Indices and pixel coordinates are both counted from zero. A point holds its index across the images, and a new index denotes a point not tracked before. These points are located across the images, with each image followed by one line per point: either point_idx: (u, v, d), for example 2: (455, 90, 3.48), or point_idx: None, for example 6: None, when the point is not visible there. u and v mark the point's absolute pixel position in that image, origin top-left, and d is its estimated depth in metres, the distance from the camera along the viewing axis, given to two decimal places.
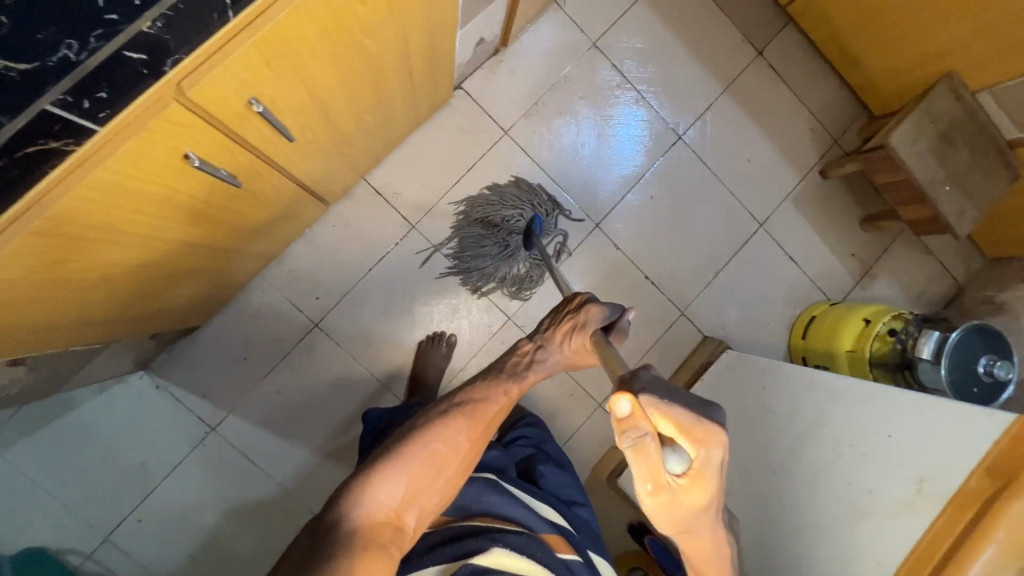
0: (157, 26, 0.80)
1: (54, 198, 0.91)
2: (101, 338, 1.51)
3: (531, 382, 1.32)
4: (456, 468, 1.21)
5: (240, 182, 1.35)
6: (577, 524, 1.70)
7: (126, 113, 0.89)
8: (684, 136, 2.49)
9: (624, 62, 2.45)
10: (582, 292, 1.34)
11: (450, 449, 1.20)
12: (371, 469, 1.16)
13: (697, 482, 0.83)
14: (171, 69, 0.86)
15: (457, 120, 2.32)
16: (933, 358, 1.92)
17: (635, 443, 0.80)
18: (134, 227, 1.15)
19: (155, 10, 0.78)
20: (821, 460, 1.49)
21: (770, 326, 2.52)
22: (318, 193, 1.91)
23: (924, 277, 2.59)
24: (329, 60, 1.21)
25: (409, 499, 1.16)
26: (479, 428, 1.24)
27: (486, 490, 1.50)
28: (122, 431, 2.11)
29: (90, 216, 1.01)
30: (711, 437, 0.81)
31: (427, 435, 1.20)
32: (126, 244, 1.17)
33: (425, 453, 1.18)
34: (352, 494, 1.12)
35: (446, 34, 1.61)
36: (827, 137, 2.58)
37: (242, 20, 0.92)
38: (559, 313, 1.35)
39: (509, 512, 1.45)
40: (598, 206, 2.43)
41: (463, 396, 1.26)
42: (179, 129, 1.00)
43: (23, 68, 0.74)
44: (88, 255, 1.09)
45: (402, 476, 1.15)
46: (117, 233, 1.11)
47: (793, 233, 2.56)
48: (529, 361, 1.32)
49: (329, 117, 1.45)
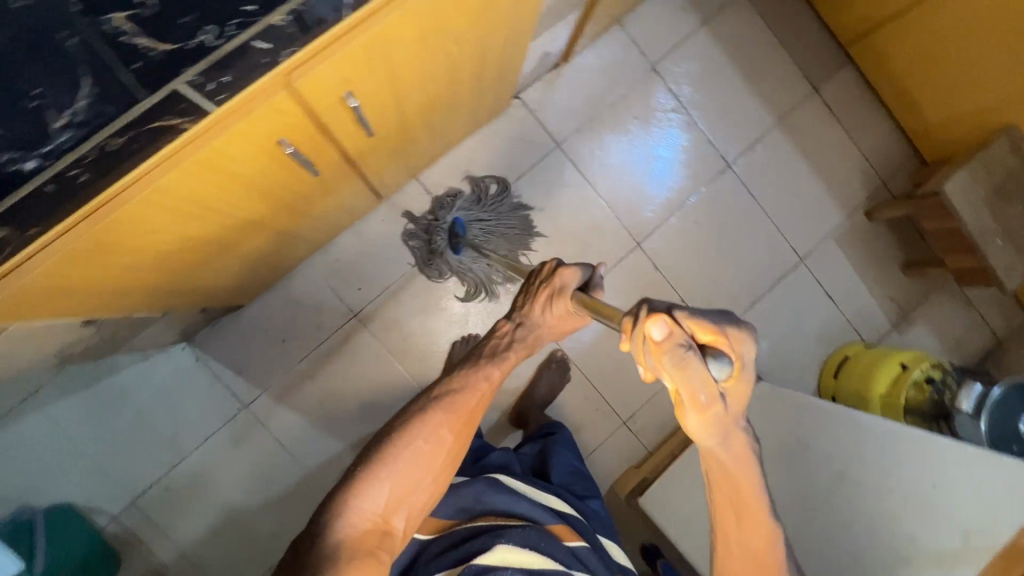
0: (287, 20, 0.85)
1: (155, 176, 0.96)
2: (166, 308, 1.57)
3: (515, 361, 1.27)
4: (439, 464, 1.14)
5: (318, 171, 1.40)
6: (585, 512, 1.59)
7: (242, 98, 0.94)
8: (732, 164, 2.51)
9: (679, 86, 2.48)
10: (550, 260, 1.31)
11: (432, 445, 1.13)
12: (352, 478, 1.09)
13: (735, 384, 0.85)
14: (286, 57, 0.91)
15: (512, 129, 2.37)
16: (974, 412, 1.93)
17: (678, 357, 0.80)
18: (195, 217, 1.19)
19: (289, 6, 0.83)
20: (861, 502, 1.52)
21: (802, 362, 2.50)
22: (376, 187, 1.96)
23: (962, 328, 2.56)
24: (419, 62, 1.25)
25: (394, 502, 1.10)
26: (461, 421, 1.16)
27: (488, 488, 1.41)
28: (159, 399, 2.16)
29: (156, 213, 1.05)
30: (736, 336, 0.84)
31: (405, 434, 1.12)
32: (183, 233, 1.20)
33: (407, 456, 1.11)
34: (335, 506, 1.07)
35: (521, 46, 1.65)
36: (876, 179, 2.58)
37: (356, 20, 0.97)
38: (531, 285, 1.31)
39: (513, 508, 1.37)
40: (640, 225, 2.45)
41: (441, 388, 1.18)
42: (281, 116, 1.05)
43: (165, 49, 0.78)
44: (151, 242, 1.13)
45: (384, 481, 1.09)
46: (198, 210, 1.15)
47: (834, 271, 2.55)
48: (510, 340, 1.27)
49: (405, 116, 1.50)
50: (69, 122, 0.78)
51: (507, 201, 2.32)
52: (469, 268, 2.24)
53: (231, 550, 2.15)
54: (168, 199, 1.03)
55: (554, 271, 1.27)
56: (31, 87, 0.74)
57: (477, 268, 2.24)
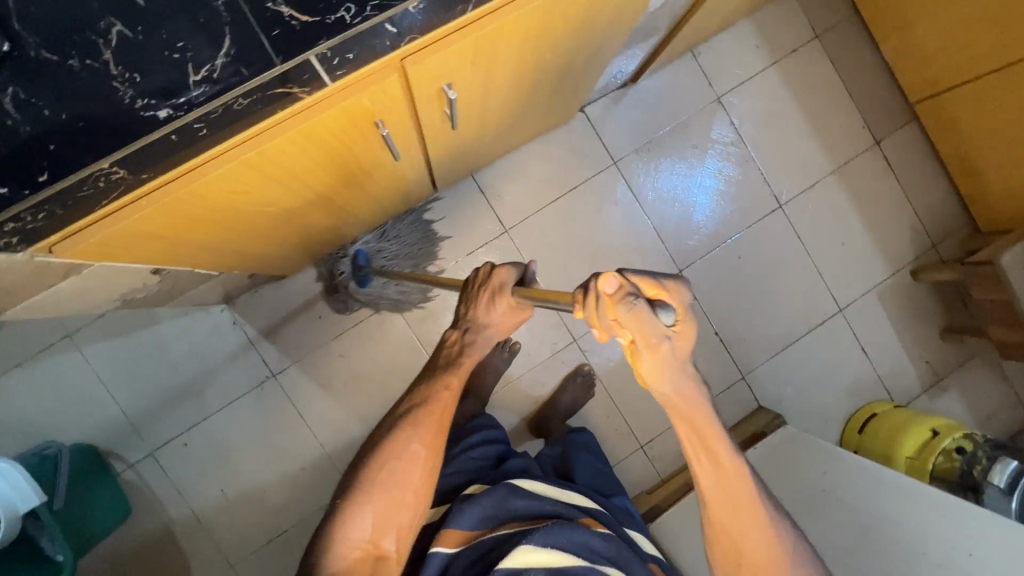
0: (419, 7, 0.89)
1: (265, 139, 0.98)
2: (226, 269, 1.59)
3: (470, 367, 1.32)
4: (416, 481, 1.26)
5: (397, 156, 1.43)
6: (612, 509, 1.55)
7: (360, 74, 0.96)
8: (784, 205, 2.51)
9: (741, 121, 2.49)
10: (485, 262, 1.28)
11: (407, 461, 1.26)
12: (336, 512, 1.23)
13: (684, 331, 0.87)
14: (407, 43, 0.95)
15: (571, 140, 2.39)
16: (1006, 488, 1.91)
17: (629, 306, 0.82)
18: (251, 216, 1.27)
19: None
20: (890, 565, 1.50)
21: (827, 412, 2.48)
22: (436, 179, 2.00)
23: (994, 401, 2.51)
24: (516, 63, 1.28)
25: (378, 525, 1.22)
26: (429, 432, 1.28)
27: (510, 493, 1.36)
28: (191, 356, 2.19)
29: (212, 216, 1.13)
30: (675, 284, 0.88)
31: (379, 461, 1.26)
32: (239, 228, 1.29)
33: (383, 481, 1.24)
34: (325, 539, 1.21)
35: (604, 60, 1.68)
36: (926, 239, 2.56)
37: (478, 15, 0.99)
38: (469, 288, 1.29)
39: (540, 510, 1.33)
40: (684, 253, 2.46)
41: (405, 408, 1.31)
42: (386, 98, 1.07)
43: (305, 20, 0.83)
44: (211, 232, 1.21)
45: (367, 508, 1.22)
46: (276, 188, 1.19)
47: (871, 326, 2.53)
48: (459, 348, 1.31)
49: (486, 114, 1.53)
50: (205, 78, 0.83)
51: (407, 220, 2.26)
52: (379, 296, 2.22)
53: (239, 515, 2.17)
54: (245, 179, 1.06)
55: (488, 275, 1.24)
56: (177, 40, 0.80)
57: (388, 293, 2.22)
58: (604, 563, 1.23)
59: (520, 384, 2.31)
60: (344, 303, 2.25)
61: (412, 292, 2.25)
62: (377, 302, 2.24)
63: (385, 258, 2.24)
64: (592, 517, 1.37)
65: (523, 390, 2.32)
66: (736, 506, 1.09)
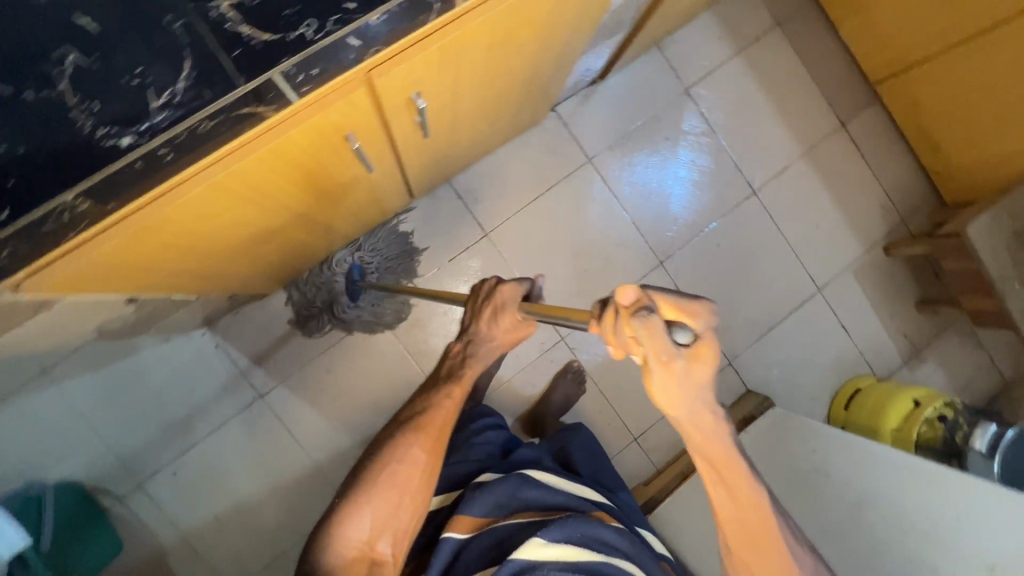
0: (382, 19, 0.89)
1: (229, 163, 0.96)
2: (204, 292, 1.56)
3: (472, 376, 1.35)
4: (416, 485, 1.27)
5: (371, 168, 1.42)
6: (619, 506, 1.55)
7: (328, 88, 0.95)
8: (757, 191, 2.55)
9: (710, 111, 2.53)
10: (490, 277, 1.29)
11: (407, 465, 1.28)
12: (335, 511, 1.24)
13: (701, 353, 0.83)
14: (371, 56, 0.94)
15: (545, 140, 2.40)
16: (987, 451, 1.98)
17: (646, 321, 0.79)
18: (231, 237, 1.27)
19: (385, 7, 0.87)
20: (882, 535, 1.53)
21: (813, 391, 2.53)
22: (412, 188, 1.99)
23: (971, 368, 2.59)
24: (483, 68, 1.28)
25: (378, 527, 1.23)
26: (431, 438, 1.30)
27: (522, 483, 1.34)
28: (174, 383, 2.15)
29: (187, 240, 1.12)
30: (697, 306, 0.85)
31: (381, 462, 1.27)
32: (219, 248, 1.28)
33: (382, 484, 1.25)
34: (323, 538, 1.21)
35: (571, 60, 1.69)
36: (895, 215, 2.63)
37: (440, 24, 0.99)
38: (472, 302, 1.31)
39: (550, 502, 1.33)
40: (664, 244, 2.48)
41: (408, 413, 1.34)
42: (354, 111, 1.07)
43: (266, 38, 0.82)
44: (189, 255, 1.20)
45: (367, 509, 1.23)
46: (248, 209, 1.18)
47: (849, 303, 2.59)
48: (463, 358, 1.34)
49: (457, 120, 1.53)
50: (167, 102, 0.81)
51: (382, 235, 2.24)
52: (352, 315, 2.20)
53: (235, 540, 2.13)
54: (216, 200, 1.04)
55: (490, 292, 1.25)
56: (135, 66, 0.78)
57: (361, 313, 2.20)
58: (620, 558, 1.22)
59: (512, 386, 2.31)
60: (316, 323, 2.20)
61: (385, 311, 2.23)
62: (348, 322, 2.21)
63: (360, 274, 2.20)
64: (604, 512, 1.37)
65: (514, 392, 2.32)
66: (756, 543, 1.10)
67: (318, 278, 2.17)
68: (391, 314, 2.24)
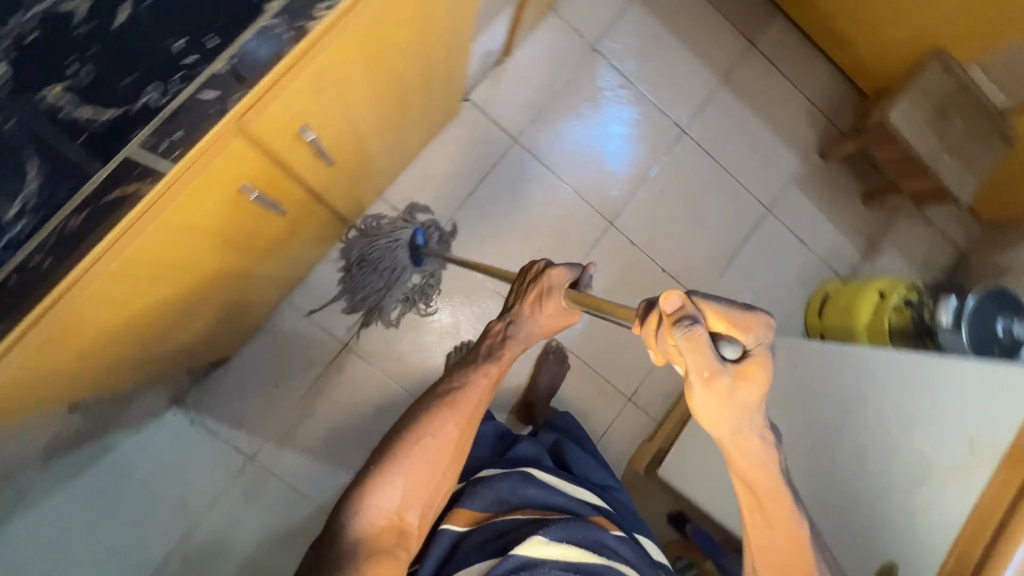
0: (231, 65, 0.84)
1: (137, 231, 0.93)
2: (153, 373, 1.51)
3: (511, 357, 1.27)
4: (448, 461, 1.18)
5: (285, 210, 1.38)
6: (619, 507, 1.50)
7: (201, 145, 0.91)
8: (687, 129, 2.55)
9: (622, 62, 2.51)
10: (538, 260, 1.29)
11: (441, 441, 1.17)
12: (366, 477, 1.14)
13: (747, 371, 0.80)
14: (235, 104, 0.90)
15: (467, 131, 2.36)
16: (953, 323, 1.95)
17: (686, 327, 0.77)
18: (178, 290, 1.21)
19: (230, 51, 0.83)
20: (866, 433, 1.50)
21: (786, 308, 2.57)
22: (343, 214, 1.94)
23: (926, 247, 2.67)
24: (368, 82, 1.24)
25: (409, 497, 1.14)
26: (465, 415, 1.20)
27: (523, 481, 1.32)
28: (158, 470, 2.09)
29: (131, 304, 1.07)
30: (756, 320, 0.82)
31: (415, 433, 1.17)
32: (169, 305, 1.22)
33: (416, 455, 1.15)
34: (353, 500, 1.11)
35: (463, 48, 1.65)
36: (823, 119, 2.66)
37: (300, 52, 0.95)
38: (520, 285, 1.30)
39: (549, 501, 1.29)
40: (610, 204, 2.48)
41: (444, 385, 1.23)
42: (240, 162, 1.03)
43: (109, 116, 0.77)
44: (138, 322, 1.15)
45: (400, 477, 1.13)
46: (178, 270, 1.14)
47: (800, 215, 2.62)
48: (503, 338, 1.26)
49: (362, 138, 1.49)
50: (23, 210, 0.76)
51: (392, 223, 2.22)
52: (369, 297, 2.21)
53: None
54: (146, 262, 1.00)
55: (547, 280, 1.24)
56: None
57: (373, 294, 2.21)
58: (621, 562, 1.18)
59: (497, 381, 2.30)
60: (338, 299, 2.23)
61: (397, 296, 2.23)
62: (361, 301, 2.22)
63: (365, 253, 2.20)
64: (606, 517, 1.32)
65: (501, 386, 2.31)
66: None
67: (376, 256, 2.18)
68: (403, 301, 2.24)
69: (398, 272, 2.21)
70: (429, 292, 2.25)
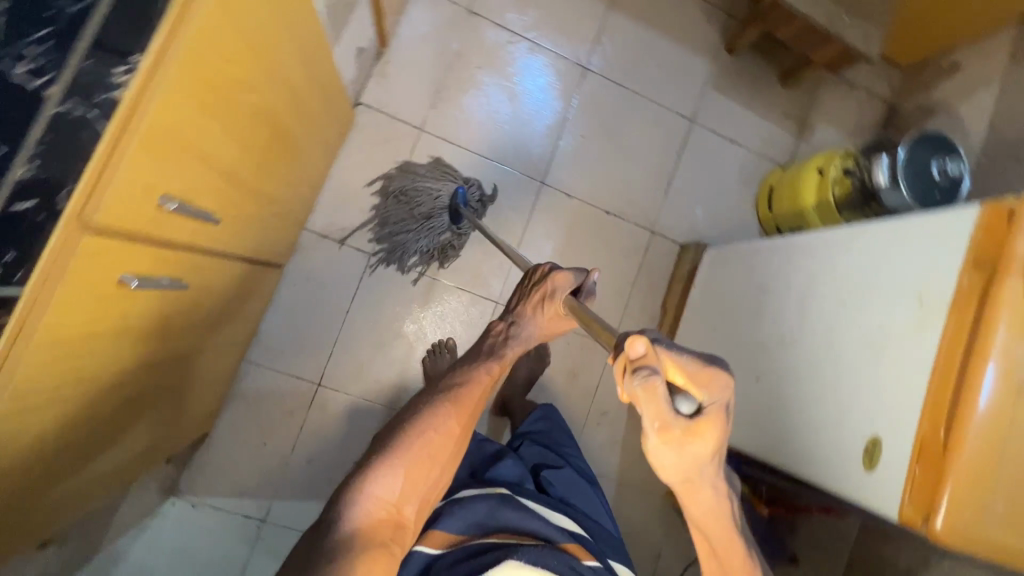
0: (34, 166, 0.78)
1: (12, 366, 0.87)
2: (115, 481, 1.46)
3: (513, 357, 1.28)
4: (446, 457, 1.13)
5: (188, 282, 1.32)
6: (597, 530, 1.53)
7: (44, 257, 0.85)
8: (590, 65, 2.48)
9: (505, 17, 2.41)
10: (544, 264, 1.32)
11: (442, 435, 1.13)
12: (365, 467, 1.08)
13: (697, 431, 0.76)
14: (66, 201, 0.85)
15: (370, 136, 2.27)
16: (891, 181, 1.95)
17: (646, 386, 0.71)
18: (101, 394, 1.16)
19: (27, 152, 0.77)
20: (831, 314, 1.52)
21: (736, 212, 2.56)
22: (267, 260, 1.88)
23: (855, 111, 2.65)
24: (223, 129, 1.17)
25: (407, 489, 1.08)
26: (467, 413, 1.17)
27: (500, 504, 1.34)
28: (175, 561, 2.07)
29: (44, 420, 1.00)
30: (723, 383, 0.75)
31: (416, 426, 1.12)
32: (97, 410, 1.17)
33: (417, 447, 1.10)
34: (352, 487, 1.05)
35: (324, 57, 1.56)
36: (721, 13, 2.59)
37: (119, 124, 0.88)
38: (525, 287, 1.33)
39: (525, 526, 1.31)
40: (536, 164, 2.42)
41: (449, 380, 1.20)
42: (107, 258, 0.97)
43: None
44: (64, 436, 1.09)
45: (400, 468, 1.08)
46: (86, 376, 1.07)
47: (725, 116, 2.58)
48: (505, 337, 1.28)
49: (247, 184, 1.42)
50: None
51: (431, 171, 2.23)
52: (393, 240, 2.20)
53: None
54: (41, 376, 0.94)
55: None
56: None
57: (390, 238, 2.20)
58: None
59: None
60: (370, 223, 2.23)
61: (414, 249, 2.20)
62: (383, 239, 2.20)
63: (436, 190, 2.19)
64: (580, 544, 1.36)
65: None
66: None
67: (413, 189, 2.18)
68: (420, 255, 2.21)
69: (431, 216, 2.16)
70: (450, 254, 2.23)
